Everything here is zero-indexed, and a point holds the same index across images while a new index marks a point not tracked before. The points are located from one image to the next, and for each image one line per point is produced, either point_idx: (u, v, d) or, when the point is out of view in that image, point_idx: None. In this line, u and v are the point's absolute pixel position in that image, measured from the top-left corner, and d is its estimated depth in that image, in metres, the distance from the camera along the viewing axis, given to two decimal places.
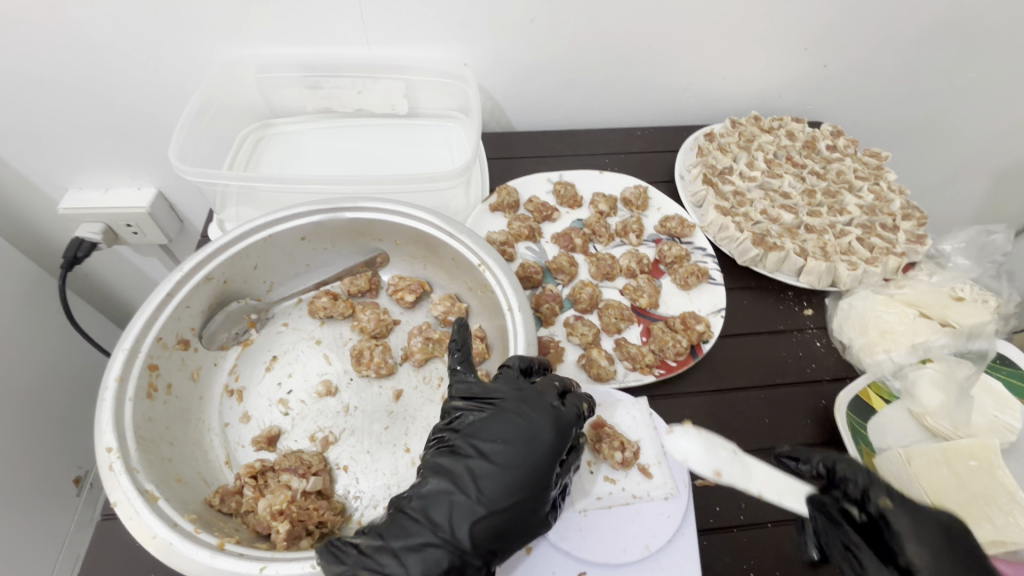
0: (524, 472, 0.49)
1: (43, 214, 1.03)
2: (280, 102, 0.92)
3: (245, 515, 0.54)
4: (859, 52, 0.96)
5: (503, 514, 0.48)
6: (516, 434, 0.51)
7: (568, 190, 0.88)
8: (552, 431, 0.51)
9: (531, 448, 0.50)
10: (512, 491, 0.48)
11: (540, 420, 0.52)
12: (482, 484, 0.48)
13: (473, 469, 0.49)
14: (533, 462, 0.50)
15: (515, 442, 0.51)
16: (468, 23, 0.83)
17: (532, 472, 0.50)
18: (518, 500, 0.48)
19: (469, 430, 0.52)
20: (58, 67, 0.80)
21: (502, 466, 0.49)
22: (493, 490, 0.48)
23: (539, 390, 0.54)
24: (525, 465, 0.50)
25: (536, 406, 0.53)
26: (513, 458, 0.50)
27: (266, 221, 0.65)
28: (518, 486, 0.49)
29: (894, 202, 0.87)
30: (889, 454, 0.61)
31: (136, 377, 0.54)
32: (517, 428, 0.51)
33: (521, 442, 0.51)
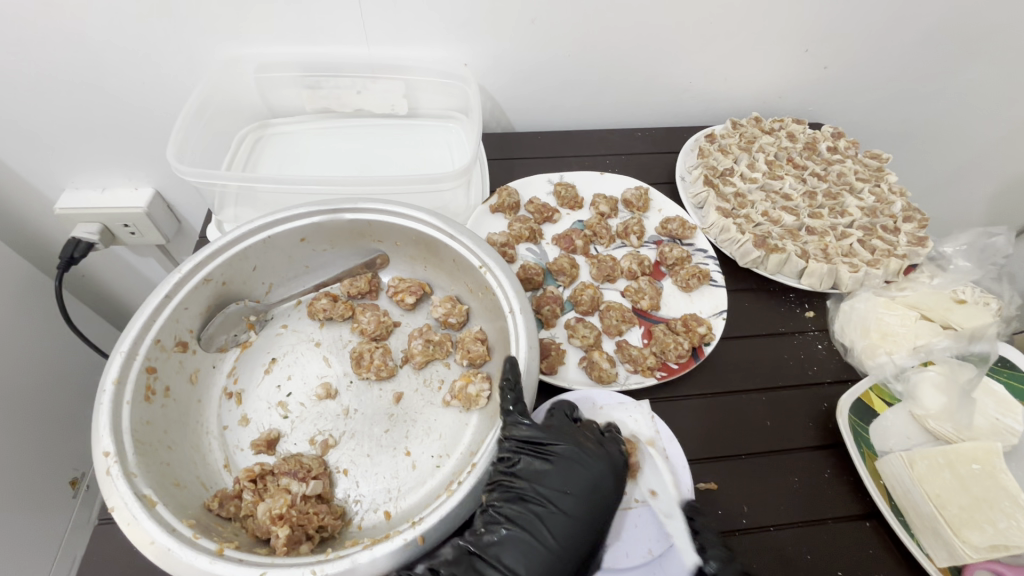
0: (591, 521, 0.52)
1: (39, 213, 1.03)
2: (279, 102, 0.91)
3: (245, 519, 0.54)
4: (860, 54, 0.96)
5: (574, 563, 0.51)
6: (580, 484, 0.53)
7: (568, 191, 0.88)
8: (613, 478, 0.54)
9: (596, 497, 0.53)
10: (580, 539, 0.52)
11: (603, 468, 0.54)
12: (555, 534, 0.51)
13: (545, 520, 0.52)
14: (597, 511, 0.53)
15: (579, 491, 0.53)
16: (468, 23, 0.83)
17: (599, 520, 0.53)
18: (586, 548, 0.52)
19: (532, 478, 0.53)
20: (54, 66, 0.79)
21: (570, 516, 0.52)
22: (563, 539, 0.51)
23: (594, 437, 0.56)
24: (591, 514, 0.53)
25: (597, 453, 0.55)
26: (580, 508, 0.53)
27: (266, 222, 0.64)
28: (585, 534, 0.52)
29: (895, 204, 0.87)
30: (891, 457, 0.60)
31: (134, 380, 0.54)
32: (580, 477, 0.54)
33: (585, 491, 0.53)
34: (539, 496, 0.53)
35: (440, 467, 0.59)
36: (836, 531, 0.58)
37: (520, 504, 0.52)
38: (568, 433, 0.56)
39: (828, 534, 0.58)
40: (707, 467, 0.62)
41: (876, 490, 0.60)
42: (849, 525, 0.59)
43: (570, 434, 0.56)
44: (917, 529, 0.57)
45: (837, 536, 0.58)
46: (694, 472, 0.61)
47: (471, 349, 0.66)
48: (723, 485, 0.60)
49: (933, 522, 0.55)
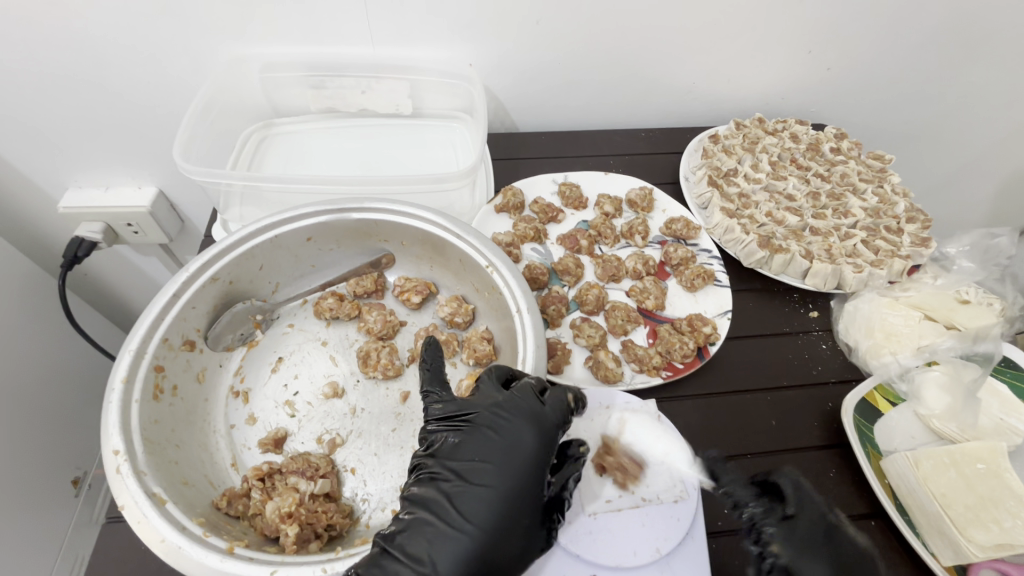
0: (504, 490, 0.48)
1: (41, 212, 1.02)
2: (284, 102, 0.91)
3: (253, 518, 0.54)
4: (863, 55, 0.96)
5: (489, 541, 0.47)
6: (494, 452, 0.50)
7: (573, 191, 0.88)
8: (532, 440, 0.50)
9: (511, 462, 0.49)
10: (495, 511, 0.47)
11: (517, 432, 0.51)
12: (463, 508, 0.47)
13: (454, 496, 0.48)
14: (514, 478, 0.49)
15: (492, 460, 0.49)
16: (474, 24, 0.83)
17: (516, 491, 0.49)
18: (501, 521, 0.47)
19: (446, 453, 0.51)
20: (59, 65, 0.79)
21: (481, 488, 0.48)
22: (476, 515, 0.47)
23: (514, 400, 0.52)
24: (506, 482, 0.49)
25: (512, 415, 0.51)
26: (493, 478, 0.49)
27: (273, 221, 0.64)
28: (500, 505, 0.48)
29: (898, 205, 0.87)
30: (897, 457, 0.60)
31: (142, 378, 0.54)
32: (493, 445, 0.50)
33: (500, 459, 0.49)
34: (452, 471, 0.49)
35: None
36: None
37: (431, 482, 0.49)
38: (487, 402, 0.53)
39: None
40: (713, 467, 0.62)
41: (882, 490, 0.61)
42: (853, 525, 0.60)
43: (486, 399, 0.53)
44: (923, 529, 0.58)
45: None
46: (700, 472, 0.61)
47: (477, 349, 0.66)
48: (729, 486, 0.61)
49: (939, 522, 0.56)
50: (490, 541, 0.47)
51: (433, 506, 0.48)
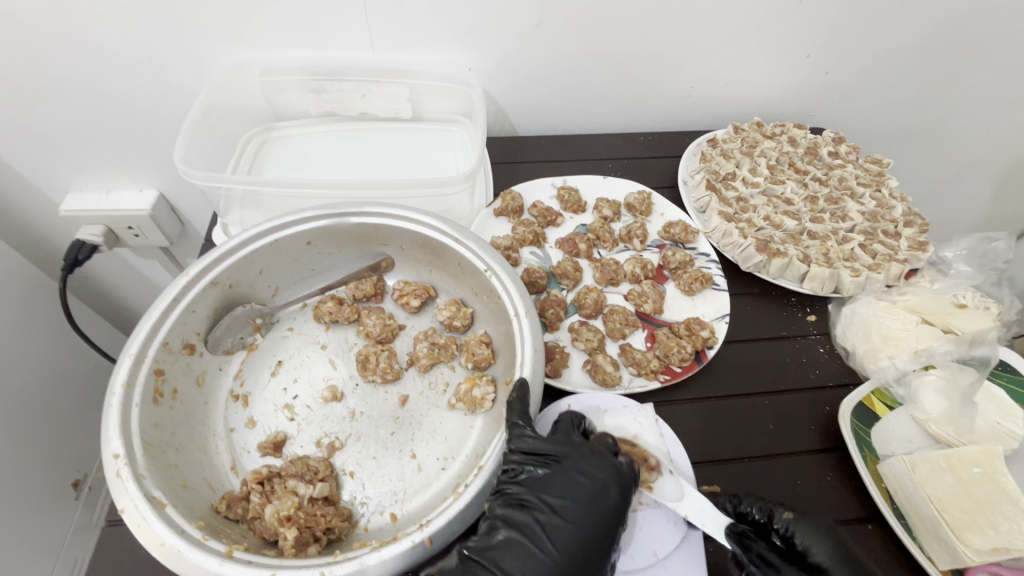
0: (589, 528, 0.51)
1: (43, 215, 1.03)
2: (284, 105, 0.92)
3: (252, 521, 0.54)
4: (860, 59, 0.96)
5: (576, 573, 0.49)
6: (583, 492, 0.53)
7: (572, 195, 0.89)
8: (616, 489, 0.53)
9: (599, 503, 0.52)
10: (579, 545, 0.50)
11: (606, 477, 0.54)
12: (554, 540, 0.50)
13: (545, 528, 0.51)
14: (600, 519, 0.52)
15: (577, 498, 0.53)
16: (473, 28, 0.83)
17: (600, 530, 0.51)
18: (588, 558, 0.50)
19: (535, 486, 0.53)
20: (61, 69, 0.79)
21: (567, 524, 0.51)
22: (564, 549, 0.50)
23: (601, 448, 0.56)
24: (592, 522, 0.52)
25: (600, 461, 0.55)
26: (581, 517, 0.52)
27: (273, 225, 0.65)
28: (584, 541, 0.51)
29: (896, 209, 0.87)
30: (893, 460, 0.60)
31: (142, 383, 0.54)
32: (582, 486, 0.53)
33: (584, 499, 0.53)
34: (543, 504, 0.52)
35: (446, 469, 0.59)
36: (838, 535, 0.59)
37: (524, 512, 0.51)
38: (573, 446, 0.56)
39: None
40: (710, 471, 0.62)
41: (878, 493, 0.61)
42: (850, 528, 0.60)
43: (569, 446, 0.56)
44: (920, 533, 0.58)
45: None
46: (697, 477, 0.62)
47: (476, 352, 0.66)
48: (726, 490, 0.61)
49: (935, 525, 0.56)
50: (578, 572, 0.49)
51: (526, 534, 0.50)
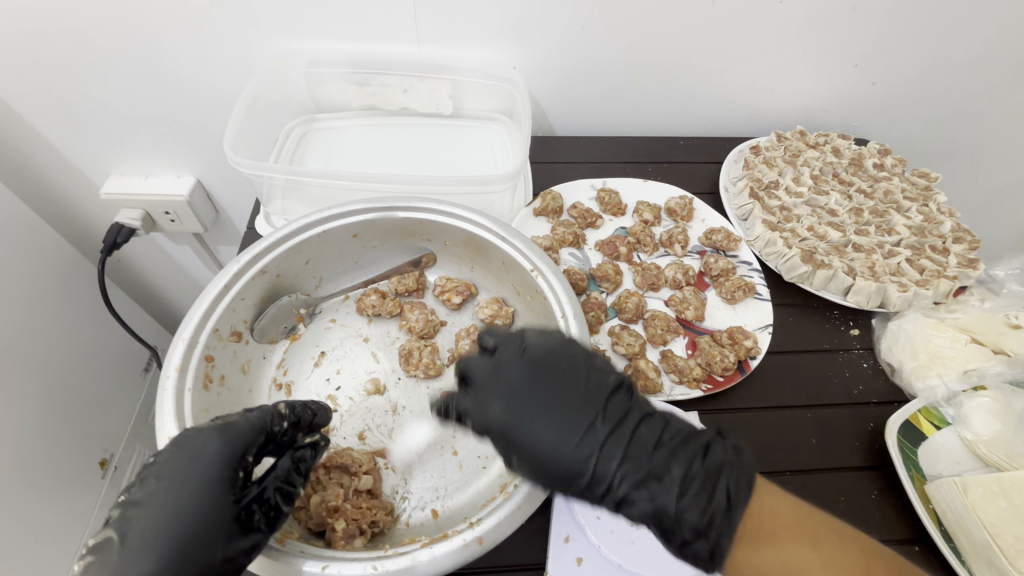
0: (186, 498, 0.45)
1: (82, 197, 1.04)
2: (326, 98, 0.92)
3: (296, 511, 0.53)
4: (910, 70, 0.95)
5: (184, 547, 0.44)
6: (200, 462, 0.46)
7: (612, 197, 0.88)
8: (208, 456, 0.46)
9: (190, 472, 0.45)
10: (181, 518, 0.44)
11: (237, 445, 0.48)
12: (151, 507, 0.45)
13: (143, 503, 0.45)
14: (192, 487, 0.45)
15: (178, 469, 0.45)
16: (521, 26, 0.83)
17: (201, 501, 0.45)
18: (182, 545, 0.44)
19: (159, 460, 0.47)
20: (113, 53, 0.81)
21: (158, 498, 0.45)
22: (161, 526, 0.44)
23: (236, 426, 0.48)
24: (188, 494, 0.45)
25: (199, 429, 0.47)
26: (168, 484, 0.45)
27: (322, 216, 0.65)
28: (184, 513, 0.45)
29: (943, 225, 0.85)
30: (943, 482, 0.59)
31: (195, 368, 0.55)
32: (186, 450, 0.46)
33: (181, 468, 0.45)
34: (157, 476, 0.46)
35: (487, 467, 0.59)
36: None
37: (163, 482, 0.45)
38: (512, 352, 0.52)
39: None
40: None
41: (926, 514, 0.60)
42: (898, 549, 0.59)
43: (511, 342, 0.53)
44: (970, 557, 0.57)
45: None
46: None
47: None
48: None
49: (986, 550, 0.55)
50: (183, 550, 0.44)
51: (148, 502, 0.45)
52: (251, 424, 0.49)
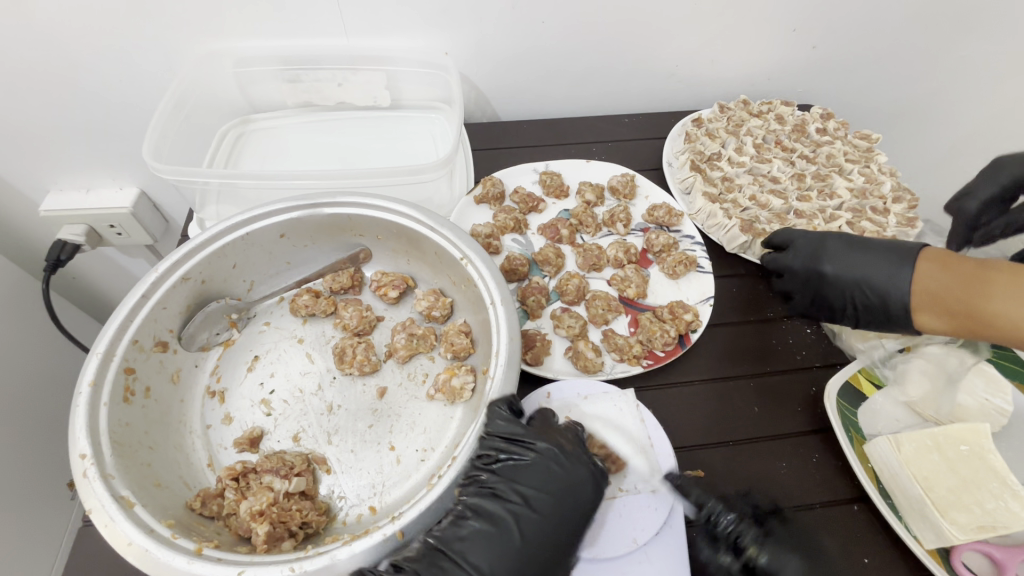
0: (570, 522, 0.51)
1: (22, 218, 1.01)
2: (259, 97, 0.90)
3: (227, 518, 0.54)
4: (849, 34, 0.94)
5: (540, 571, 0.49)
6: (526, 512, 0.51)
7: (554, 179, 0.87)
8: (591, 483, 0.53)
9: (569, 513, 0.51)
10: (554, 540, 0.50)
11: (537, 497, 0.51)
12: (523, 532, 0.50)
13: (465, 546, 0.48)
14: (572, 514, 0.51)
15: (564, 494, 0.52)
16: (448, 11, 0.81)
17: (561, 538, 0.51)
18: (531, 566, 0.49)
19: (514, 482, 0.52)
20: (30, 64, 0.77)
21: (546, 517, 0.51)
22: (505, 551, 0.48)
23: (579, 444, 0.55)
24: (544, 538, 0.50)
25: (581, 462, 0.53)
26: (553, 507, 0.51)
27: (243, 219, 0.64)
28: (559, 534, 0.50)
29: (884, 185, 0.86)
30: (879, 440, 0.61)
31: (112, 381, 0.54)
32: (559, 480, 0.52)
33: (564, 492, 0.52)
34: (491, 494, 0.51)
35: (425, 460, 0.59)
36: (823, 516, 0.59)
37: (494, 503, 0.50)
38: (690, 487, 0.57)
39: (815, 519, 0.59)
40: (694, 456, 0.62)
41: (864, 473, 0.61)
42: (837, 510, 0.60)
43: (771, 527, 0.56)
44: (906, 513, 0.58)
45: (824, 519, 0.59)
46: (680, 461, 0.61)
47: (455, 342, 0.65)
48: (710, 473, 0.60)
49: (921, 505, 0.56)
50: (527, 572, 0.48)
51: (498, 523, 0.50)
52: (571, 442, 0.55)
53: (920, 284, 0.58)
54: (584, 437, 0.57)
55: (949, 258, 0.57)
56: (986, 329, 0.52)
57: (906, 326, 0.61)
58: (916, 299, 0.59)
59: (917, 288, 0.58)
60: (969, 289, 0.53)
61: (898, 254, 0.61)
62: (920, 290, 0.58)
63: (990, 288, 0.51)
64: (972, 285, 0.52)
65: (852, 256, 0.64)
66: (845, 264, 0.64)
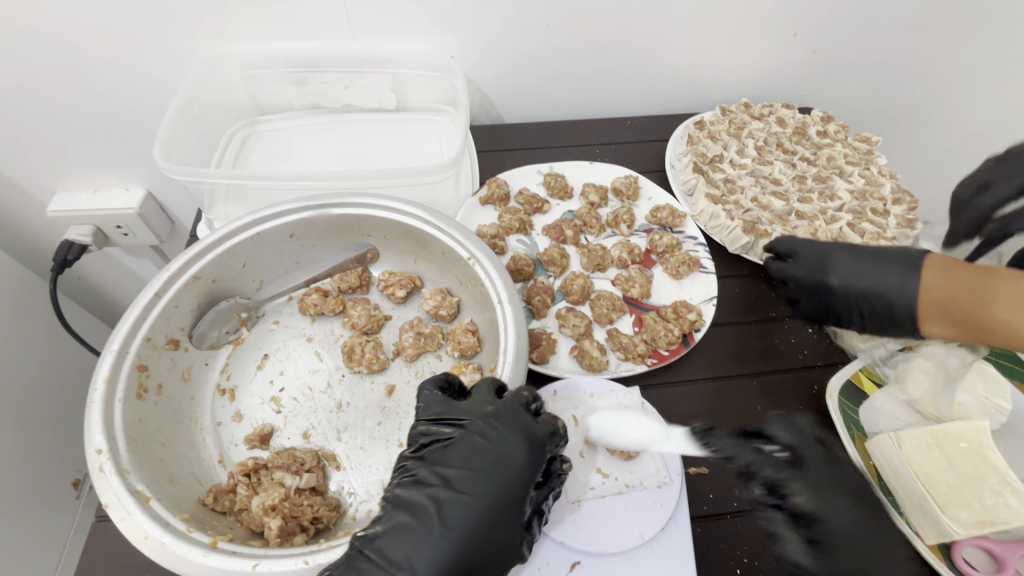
0: (499, 497, 0.48)
1: (30, 218, 1.02)
2: (266, 99, 0.91)
3: (239, 513, 0.54)
4: (850, 38, 0.95)
5: (468, 551, 0.46)
6: (453, 490, 0.48)
7: (558, 181, 0.88)
8: (523, 451, 0.49)
9: (497, 485, 0.48)
10: (483, 519, 0.47)
11: (467, 475, 0.49)
12: (447, 517, 0.47)
13: (392, 533, 0.46)
14: (504, 489, 0.48)
15: (491, 468, 0.49)
16: (454, 14, 0.82)
17: (495, 514, 0.47)
18: (459, 554, 0.46)
19: (438, 463, 0.50)
20: (41, 66, 0.78)
21: (471, 496, 0.47)
22: (428, 541, 0.46)
23: (507, 410, 0.51)
24: (474, 518, 0.47)
25: (507, 431, 0.50)
26: (479, 484, 0.48)
27: (254, 219, 0.64)
28: (488, 513, 0.47)
29: (884, 187, 0.88)
30: (881, 438, 0.62)
31: (125, 378, 0.54)
32: (483, 454, 0.49)
33: (493, 466, 0.49)
34: (413, 481, 0.49)
35: None
36: None
37: (416, 487, 0.48)
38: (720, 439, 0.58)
39: None
40: (699, 453, 0.62)
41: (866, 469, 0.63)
42: None
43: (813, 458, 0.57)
44: (906, 507, 0.60)
45: None
46: (685, 458, 0.62)
47: (462, 341, 0.66)
48: (715, 470, 0.61)
49: (921, 500, 0.58)
50: (458, 561, 0.45)
51: (417, 510, 0.47)
52: (503, 408, 0.52)
53: (928, 290, 0.60)
54: (525, 402, 0.52)
55: (958, 265, 0.58)
56: (992, 334, 0.55)
57: (910, 332, 0.63)
58: (923, 303, 0.60)
59: (925, 294, 0.60)
60: (980, 297, 0.54)
61: (903, 264, 0.62)
62: (926, 293, 0.60)
63: (1000, 297, 0.53)
64: (983, 294, 0.54)
65: (860, 267, 0.65)
66: (851, 272, 0.65)
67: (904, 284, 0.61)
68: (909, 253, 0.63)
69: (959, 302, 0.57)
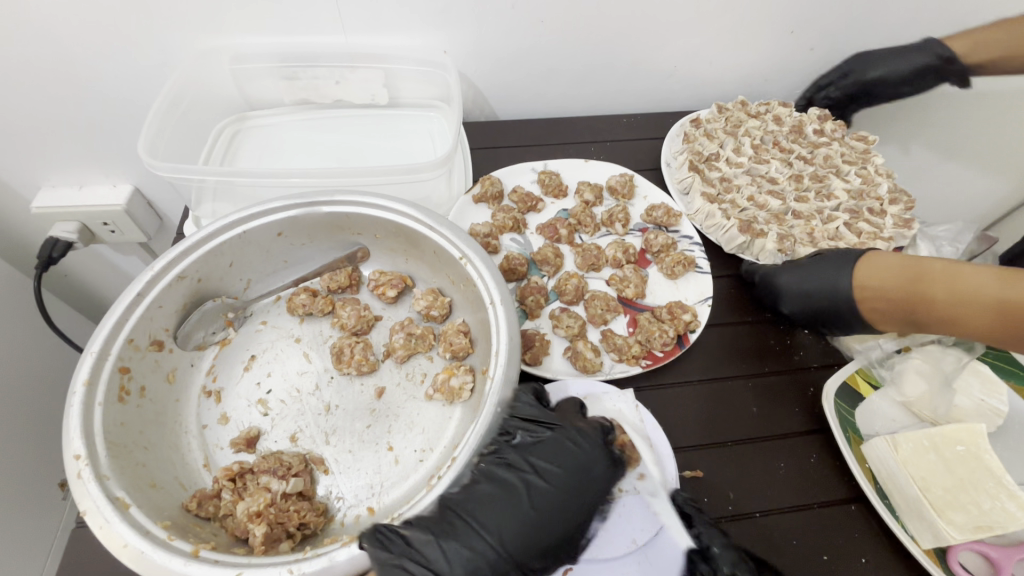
0: (578, 497, 0.53)
1: (14, 214, 1.00)
2: (255, 94, 0.89)
3: (224, 519, 0.53)
4: (847, 35, 0.94)
5: (542, 538, 0.50)
6: (542, 483, 0.52)
7: (552, 179, 0.87)
8: (604, 465, 0.55)
9: (582, 488, 0.53)
10: (563, 514, 0.52)
11: (554, 471, 0.53)
12: (536, 502, 0.51)
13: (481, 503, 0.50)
14: (586, 495, 0.53)
15: (575, 471, 0.54)
16: (446, 9, 0.80)
17: (574, 512, 0.52)
18: (536, 537, 0.50)
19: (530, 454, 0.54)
20: (23, 60, 0.76)
21: (557, 490, 0.52)
22: (520, 518, 0.50)
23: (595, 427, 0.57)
24: (557, 509, 0.51)
25: (594, 446, 0.55)
26: (566, 482, 0.53)
27: (240, 217, 0.63)
28: (568, 508, 0.52)
29: (880, 186, 0.87)
30: (877, 441, 0.61)
31: (106, 381, 0.53)
32: (574, 458, 0.54)
33: (580, 472, 0.54)
34: (507, 463, 0.53)
35: (423, 461, 0.59)
36: (822, 515, 0.59)
37: (510, 469, 0.52)
38: None
39: (815, 518, 0.59)
40: (693, 456, 0.62)
41: (861, 472, 0.61)
42: (836, 509, 0.60)
43: None
44: (903, 513, 0.59)
45: (823, 518, 0.59)
46: (679, 462, 0.61)
47: (453, 342, 0.65)
48: (709, 474, 0.60)
49: (919, 506, 0.57)
50: (538, 542, 0.50)
51: (509, 487, 0.51)
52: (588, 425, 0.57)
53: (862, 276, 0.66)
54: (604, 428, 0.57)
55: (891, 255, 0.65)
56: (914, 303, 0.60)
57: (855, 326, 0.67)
58: (859, 295, 0.65)
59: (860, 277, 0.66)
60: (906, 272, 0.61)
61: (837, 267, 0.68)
62: (862, 288, 0.65)
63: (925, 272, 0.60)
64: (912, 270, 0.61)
65: (803, 274, 0.69)
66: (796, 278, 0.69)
67: (838, 279, 0.67)
68: (848, 253, 0.69)
69: (900, 296, 0.61)
